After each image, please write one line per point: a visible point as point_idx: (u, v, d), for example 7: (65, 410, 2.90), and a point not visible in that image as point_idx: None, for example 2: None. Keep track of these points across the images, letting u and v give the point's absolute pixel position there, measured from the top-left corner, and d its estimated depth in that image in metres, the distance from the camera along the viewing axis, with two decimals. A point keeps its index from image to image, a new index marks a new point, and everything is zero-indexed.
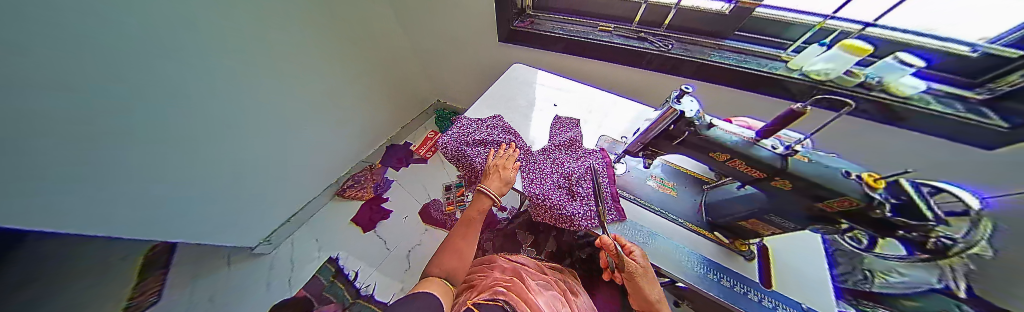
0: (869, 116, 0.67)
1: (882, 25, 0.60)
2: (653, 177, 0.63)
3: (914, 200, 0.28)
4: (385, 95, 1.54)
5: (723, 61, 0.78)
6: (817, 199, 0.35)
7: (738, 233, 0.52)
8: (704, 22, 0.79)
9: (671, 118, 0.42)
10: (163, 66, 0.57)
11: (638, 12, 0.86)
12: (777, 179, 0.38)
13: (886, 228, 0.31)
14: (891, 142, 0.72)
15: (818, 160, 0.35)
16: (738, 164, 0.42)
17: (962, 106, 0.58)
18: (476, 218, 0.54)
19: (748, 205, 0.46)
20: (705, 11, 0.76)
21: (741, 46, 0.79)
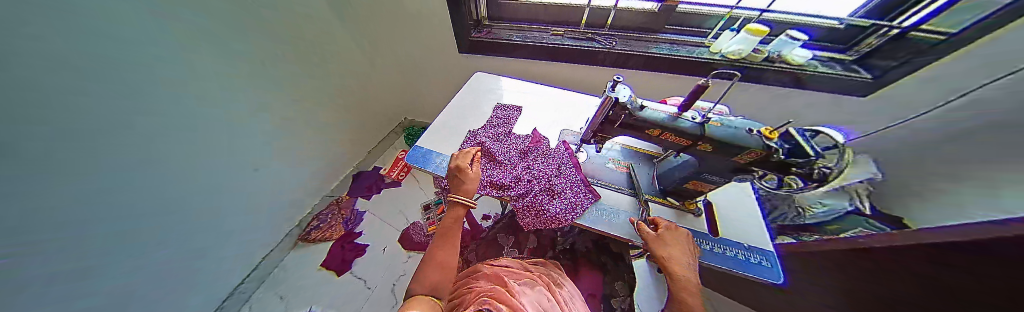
0: (784, 84, 0.82)
1: (774, 10, 0.77)
2: (609, 159, 0.65)
3: (800, 145, 0.37)
4: (347, 122, 1.42)
5: (661, 52, 0.89)
6: (733, 156, 0.42)
7: (686, 196, 0.57)
8: (640, 20, 0.90)
9: (609, 105, 0.41)
10: (71, 105, 0.47)
11: (583, 15, 0.94)
12: (703, 142, 0.41)
13: (785, 167, 0.40)
14: (798, 103, 0.89)
15: (728, 124, 0.41)
16: (672, 139, 0.44)
17: (841, 67, 0.76)
18: (454, 228, 0.52)
19: (686, 170, 0.52)
20: (638, 10, 0.87)
21: (674, 38, 0.92)
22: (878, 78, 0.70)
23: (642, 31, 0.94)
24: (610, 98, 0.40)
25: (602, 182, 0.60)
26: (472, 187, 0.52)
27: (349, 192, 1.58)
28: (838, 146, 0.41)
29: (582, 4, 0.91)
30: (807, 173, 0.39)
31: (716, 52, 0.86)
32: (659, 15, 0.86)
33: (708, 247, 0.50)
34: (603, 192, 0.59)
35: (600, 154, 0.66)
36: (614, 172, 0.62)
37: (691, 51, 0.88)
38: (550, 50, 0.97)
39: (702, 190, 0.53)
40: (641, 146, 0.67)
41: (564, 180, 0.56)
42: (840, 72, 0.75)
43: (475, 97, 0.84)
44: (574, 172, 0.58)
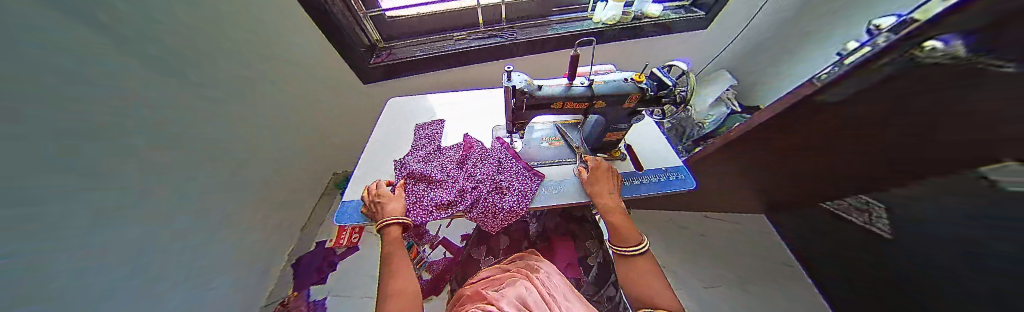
0: (655, 32, 1.04)
1: None
2: (544, 139, 0.70)
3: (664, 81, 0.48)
4: (267, 214, 1.07)
5: (560, 32, 1.00)
6: (623, 103, 0.51)
7: (607, 146, 0.65)
8: (529, 10, 1.00)
9: (509, 94, 0.45)
10: None
11: (478, 16, 0.98)
12: (598, 100, 0.49)
13: (654, 100, 0.51)
14: (669, 45, 1.15)
15: (609, 80, 0.49)
16: (575, 106, 0.49)
17: (685, 10, 1.06)
18: (399, 254, 0.47)
19: (598, 126, 0.60)
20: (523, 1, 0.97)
21: (564, 18, 1.05)
22: (709, 11, 1.05)
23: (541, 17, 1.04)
24: (509, 87, 0.44)
25: (545, 161, 0.65)
26: (399, 205, 0.51)
27: (295, 288, 1.21)
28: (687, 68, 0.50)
29: (472, 6, 0.94)
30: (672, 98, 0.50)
31: (598, 23, 1.02)
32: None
33: (637, 181, 0.60)
34: (547, 170, 0.63)
35: (534, 136, 0.71)
36: (552, 148, 0.67)
37: (582, 26, 1.02)
38: (464, 55, 0.97)
39: (618, 138, 0.62)
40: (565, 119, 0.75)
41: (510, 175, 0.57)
42: (685, 17, 1.04)
43: (403, 122, 0.78)
44: (518, 164, 0.60)
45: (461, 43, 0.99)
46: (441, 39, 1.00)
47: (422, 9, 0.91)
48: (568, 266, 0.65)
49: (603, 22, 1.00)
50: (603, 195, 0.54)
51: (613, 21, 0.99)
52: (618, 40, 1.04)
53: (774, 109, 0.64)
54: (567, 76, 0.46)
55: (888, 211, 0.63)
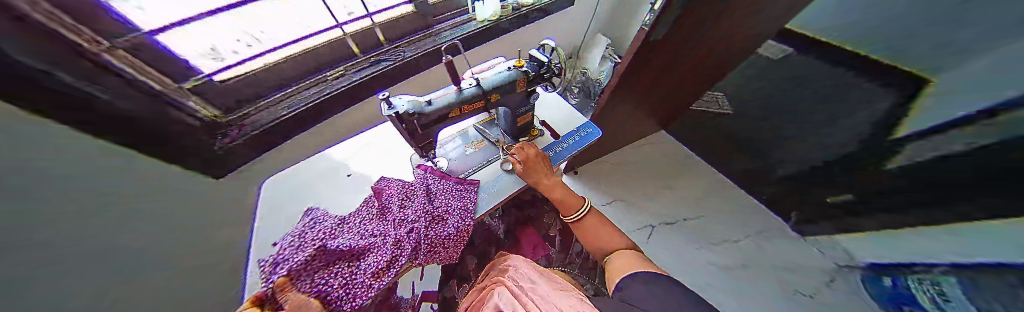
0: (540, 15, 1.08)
1: None
2: (468, 144, 0.70)
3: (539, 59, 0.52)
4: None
5: (451, 38, 0.91)
6: (514, 90, 0.54)
7: (524, 130, 0.70)
8: (409, 25, 0.87)
9: (396, 121, 0.42)
10: None
11: (350, 45, 0.79)
12: (490, 94, 0.50)
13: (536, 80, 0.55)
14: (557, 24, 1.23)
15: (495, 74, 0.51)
16: (470, 105, 0.50)
17: None
18: None
19: (508, 117, 0.63)
20: (398, 18, 0.84)
21: (452, 23, 0.95)
22: None
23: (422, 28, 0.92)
24: (392, 115, 0.41)
25: (475, 166, 0.65)
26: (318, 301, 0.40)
27: None
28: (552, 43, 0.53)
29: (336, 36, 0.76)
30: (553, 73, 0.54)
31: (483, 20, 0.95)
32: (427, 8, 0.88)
33: (558, 150, 0.67)
34: (480, 174, 0.64)
35: (458, 146, 0.70)
36: (478, 151, 0.68)
37: (467, 27, 0.95)
38: (348, 94, 0.79)
39: (529, 120, 0.67)
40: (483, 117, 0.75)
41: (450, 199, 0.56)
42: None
43: (301, 198, 0.61)
44: (450, 182, 0.59)
45: (338, 83, 0.78)
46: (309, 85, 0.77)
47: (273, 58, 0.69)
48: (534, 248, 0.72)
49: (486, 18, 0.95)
50: (545, 177, 0.58)
51: (495, 15, 0.97)
52: (509, 33, 1.06)
53: (629, 56, 0.64)
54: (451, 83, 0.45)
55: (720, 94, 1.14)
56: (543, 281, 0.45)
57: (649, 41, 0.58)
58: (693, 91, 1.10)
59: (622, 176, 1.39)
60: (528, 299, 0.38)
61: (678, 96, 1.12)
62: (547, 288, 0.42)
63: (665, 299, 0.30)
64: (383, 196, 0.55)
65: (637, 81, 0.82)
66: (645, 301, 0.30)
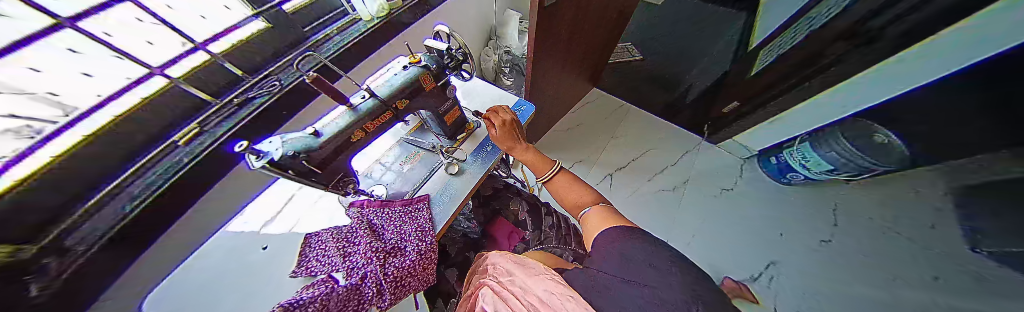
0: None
1: None
2: (401, 161, 0.60)
3: (439, 49, 0.44)
4: None
5: (337, 49, 0.71)
6: (423, 87, 0.46)
7: (460, 125, 0.63)
8: (272, 45, 0.64)
9: (274, 170, 0.31)
10: None
11: (192, 93, 0.54)
12: (399, 100, 0.43)
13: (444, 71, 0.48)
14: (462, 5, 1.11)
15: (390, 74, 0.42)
16: (378, 119, 0.43)
17: None
18: None
19: (434, 118, 0.56)
20: (248, 42, 0.60)
21: (331, 31, 0.76)
22: None
23: (292, 49, 0.69)
24: (261, 166, 0.30)
25: (416, 182, 0.57)
26: None
27: None
28: (446, 29, 0.45)
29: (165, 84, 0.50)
30: (460, 58, 0.48)
31: (371, 19, 0.80)
32: (288, 21, 0.66)
33: None
34: (427, 188, 0.56)
35: (390, 166, 0.59)
36: (416, 164, 0.59)
37: (352, 32, 0.77)
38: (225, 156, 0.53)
39: (459, 116, 0.61)
40: (410, 126, 0.65)
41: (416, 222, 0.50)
42: None
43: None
44: (398, 209, 0.51)
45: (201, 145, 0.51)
46: (151, 162, 0.48)
47: (78, 130, 0.41)
48: (510, 236, 0.71)
49: (375, 15, 0.80)
50: (519, 141, 0.57)
51: (383, 11, 0.80)
52: (410, 29, 0.92)
53: (532, 29, 0.64)
54: (336, 101, 0.35)
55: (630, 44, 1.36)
56: (523, 261, 0.47)
57: (544, 8, 0.59)
58: (603, 46, 1.20)
59: (574, 140, 1.47)
60: (511, 287, 0.40)
61: (593, 55, 1.21)
62: (526, 267, 0.44)
63: (626, 254, 0.30)
64: (319, 258, 0.44)
65: (551, 49, 0.85)
66: (611, 269, 0.30)
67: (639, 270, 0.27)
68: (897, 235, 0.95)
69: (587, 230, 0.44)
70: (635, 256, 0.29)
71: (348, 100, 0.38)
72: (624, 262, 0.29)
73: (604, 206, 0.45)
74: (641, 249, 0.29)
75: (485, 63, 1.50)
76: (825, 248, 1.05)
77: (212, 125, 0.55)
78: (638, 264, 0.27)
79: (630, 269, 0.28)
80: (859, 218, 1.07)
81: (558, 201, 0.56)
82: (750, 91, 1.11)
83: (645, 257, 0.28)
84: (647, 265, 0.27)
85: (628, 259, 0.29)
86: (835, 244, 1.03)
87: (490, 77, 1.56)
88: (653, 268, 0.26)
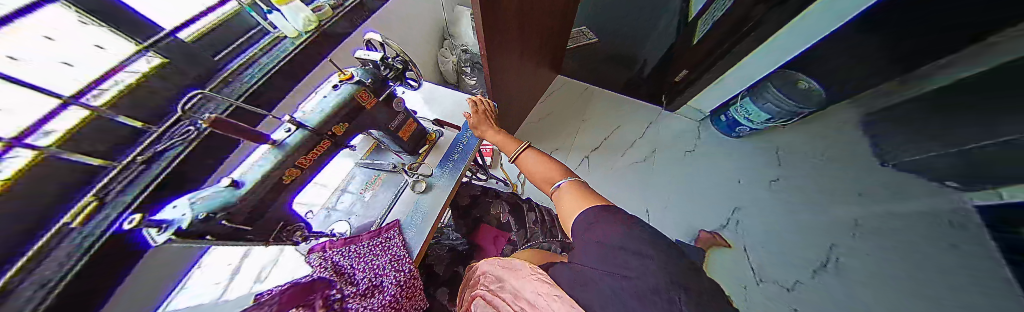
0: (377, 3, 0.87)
1: None
2: (360, 189, 0.54)
3: (374, 59, 0.39)
4: None
5: (259, 76, 0.61)
6: (363, 105, 0.41)
7: (419, 137, 0.60)
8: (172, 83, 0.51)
9: (187, 240, 0.24)
10: None
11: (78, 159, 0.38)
12: (336, 124, 0.38)
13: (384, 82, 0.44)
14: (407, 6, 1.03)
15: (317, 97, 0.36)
16: (316, 150, 0.38)
17: None
18: None
19: (388, 136, 0.51)
20: (143, 85, 0.46)
21: (247, 56, 0.63)
22: None
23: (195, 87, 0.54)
24: (170, 240, 0.23)
25: (383, 210, 0.51)
26: None
27: None
28: (377, 34, 0.40)
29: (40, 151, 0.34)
30: (399, 67, 0.44)
31: (299, 35, 0.69)
32: (191, 51, 0.53)
33: (465, 142, 0.63)
34: (396, 213, 0.50)
35: (350, 198, 0.52)
36: (380, 190, 0.53)
37: (279, 53, 0.66)
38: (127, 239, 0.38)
39: (416, 128, 0.56)
40: (365, 146, 0.59)
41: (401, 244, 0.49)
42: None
43: None
44: (366, 244, 0.43)
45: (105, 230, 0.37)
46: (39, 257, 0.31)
47: None
48: (495, 240, 0.69)
49: (303, 30, 0.68)
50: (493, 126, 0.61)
51: (312, 24, 0.69)
52: (348, 40, 0.82)
53: (478, 25, 0.62)
54: (255, 141, 0.30)
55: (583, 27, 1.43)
56: (511, 263, 0.45)
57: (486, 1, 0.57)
58: (557, 33, 1.22)
59: (547, 130, 1.48)
60: (500, 292, 0.39)
61: (549, 43, 1.22)
62: (514, 268, 0.43)
63: (603, 242, 0.29)
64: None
65: (505, 43, 0.83)
66: (591, 262, 0.29)
67: (616, 258, 0.26)
68: (828, 164, 1.13)
69: (563, 215, 0.42)
70: (611, 243, 0.27)
71: (271, 136, 0.32)
72: (601, 251, 0.28)
73: (577, 181, 0.43)
74: (615, 232, 0.28)
75: (444, 65, 1.41)
76: (774, 187, 1.19)
77: (116, 195, 0.39)
78: (615, 252, 0.26)
79: (608, 258, 0.27)
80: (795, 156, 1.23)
81: (530, 178, 0.53)
82: (695, 59, 1.19)
83: (619, 242, 0.27)
84: (622, 250, 0.26)
85: (606, 248, 0.28)
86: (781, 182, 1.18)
87: (451, 80, 1.48)
88: (628, 253, 0.25)
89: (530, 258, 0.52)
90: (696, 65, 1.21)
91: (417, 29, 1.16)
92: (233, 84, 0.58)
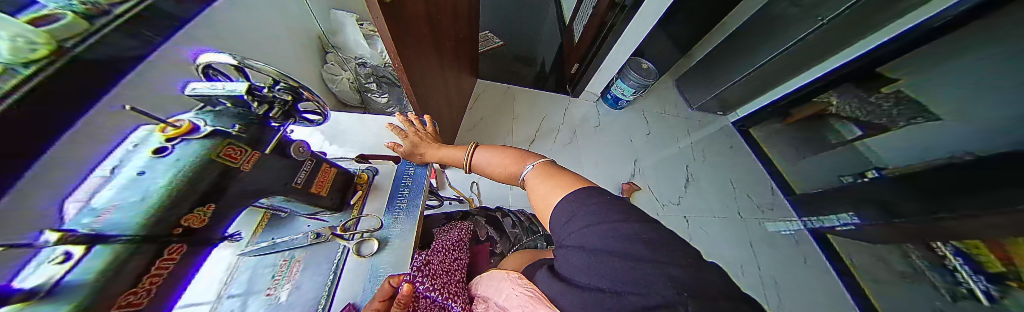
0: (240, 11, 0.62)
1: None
2: (265, 290, 0.32)
3: (245, 92, 0.27)
4: None
5: (149, 160, 0.20)
6: (227, 169, 0.27)
7: (346, 183, 0.48)
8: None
9: None
10: None
11: None
12: (189, 212, 0.24)
13: (258, 124, 0.31)
14: (269, 15, 0.76)
15: (110, 170, 0.19)
16: (155, 270, 0.22)
17: None
18: None
19: (296, 196, 0.38)
20: None
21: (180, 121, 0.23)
22: None
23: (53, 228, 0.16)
24: None
25: (319, 298, 0.34)
26: None
27: None
28: (231, 55, 0.27)
29: None
30: (287, 99, 0.32)
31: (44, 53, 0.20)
32: None
33: (412, 172, 0.56)
34: (344, 295, 0.36)
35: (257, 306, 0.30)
36: (302, 276, 0.35)
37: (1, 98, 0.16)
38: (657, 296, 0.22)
39: (331, 177, 0.44)
40: (249, 223, 0.37)
41: (455, 262, 0.48)
42: None
43: None
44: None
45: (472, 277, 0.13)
46: None
47: None
48: (478, 252, 0.60)
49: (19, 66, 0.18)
50: (433, 143, 0.56)
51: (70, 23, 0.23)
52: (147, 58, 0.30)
53: (385, 31, 0.56)
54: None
55: (490, 39, 1.81)
56: (493, 276, 0.44)
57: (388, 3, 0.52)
58: (467, 38, 1.22)
59: (484, 135, 1.47)
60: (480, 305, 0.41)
61: (462, 47, 1.20)
62: (495, 283, 0.41)
63: (585, 246, 0.28)
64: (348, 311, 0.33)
65: (418, 50, 0.76)
66: (581, 275, 0.28)
67: (606, 266, 0.26)
68: (669, 114, 1.73)
69: (537, 205, 0.41)
70: (594, 248, 0.27)
71: (15, 285, 0.14)
72: (588, 259, 0.27)
73: (543, 163, 0.44)
74: (591, 231, 0.28)
75: (337, 85, 1.11)
76: (651, 138, 1.62)
77: None
78: (601, 257, 0.26)
79: (597, 267, 0.26)
80: (654, 113, 1.72)
81: (492, 179, 0.52)
82: (580, 53, 1.52)
83: (604, 246, 0.27)
84: (610, 256, 0.26)
85: (589, 253, 0.27)
86: (654, 133, 1.65)
87: (353, 100, 1.15)
88: (619, 259, 0.25)
89: (519, 263, 0.50)
90: (583, 57, 1.51)
91: (286, 45, 0.87)
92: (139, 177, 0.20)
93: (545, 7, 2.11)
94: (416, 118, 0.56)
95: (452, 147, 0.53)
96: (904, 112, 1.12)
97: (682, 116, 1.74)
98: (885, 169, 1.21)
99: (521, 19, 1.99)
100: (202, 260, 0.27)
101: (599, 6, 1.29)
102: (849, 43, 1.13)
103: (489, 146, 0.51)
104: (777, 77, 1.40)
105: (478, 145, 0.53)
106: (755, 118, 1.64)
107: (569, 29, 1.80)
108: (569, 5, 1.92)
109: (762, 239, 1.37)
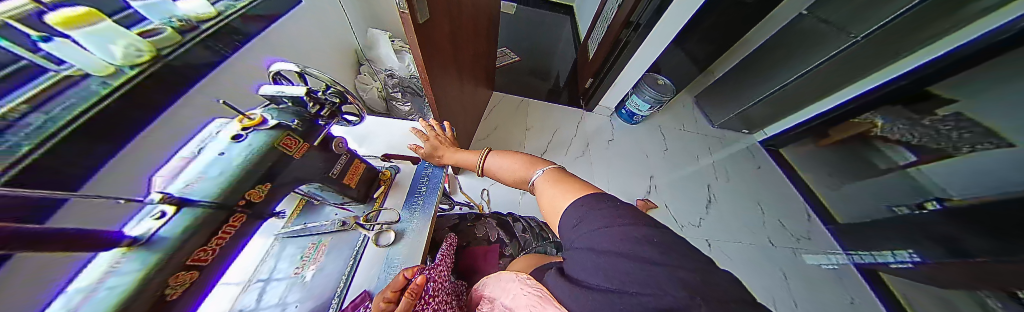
0: (292, 27, 0.72)
1: (107, 41, 0.28)
2: (292, 271, 0.36)
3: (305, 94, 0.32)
4: None
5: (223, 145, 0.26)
6: (285, 154, 0.32)
7: (371, 179, 0.54)
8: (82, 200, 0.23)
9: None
10: None
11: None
12: (252, 187, 0.28)
13: (311, 122, 0.36)
14: (315, 30, 0.87)
15: (196, 150, 0.24)
16: (220, 234, 0.26)
17: None
18: None
19: (330, 186, 0.43)
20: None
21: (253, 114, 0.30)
22: None
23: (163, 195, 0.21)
24: None
25: (339, 281, 0.37)
26: None
27: None
28: (296, 64, 0.33)
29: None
30: (335, 102, 0.37)
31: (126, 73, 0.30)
32: None
33: (429, 172, 0.60)
34: (360, 282, 0.38)
35: (281, 286, 0.33)
36: (326, 259, 0.39)
37: (89, 110, 0.24)
38: (664, 296, 0.22)
39: (358, 172, 0.49)
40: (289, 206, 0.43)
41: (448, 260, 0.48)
42: None
43: None
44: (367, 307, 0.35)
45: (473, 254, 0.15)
46: None
47: None
48: (488, 253, 0.61)
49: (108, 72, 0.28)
50: (451, 147, 0.59)
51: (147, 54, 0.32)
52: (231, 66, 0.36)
53: (414, 46, 0.63)
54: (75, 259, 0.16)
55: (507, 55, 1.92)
56: (499, 278, 0.44)
57: (420, 23, 0.59)
58: (485, 53, 1.31)
59: (496, 144, 1.50)
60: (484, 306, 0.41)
61: (480, 62, 1.28)
62: (502, 284, 0.42)
63: (595, 248, 0.28)
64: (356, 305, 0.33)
65: (442, 63, 0.83)
66: (590, 276, 0.28)
67: (616, 267, 0.26)
68: (688, 131, 1.67)
69: (546, 210, 0.42)
70: (603, 249, 0.28)
71: (125, 232, 0.18)
72: (599, 260, 0.27)
73: (553, 169, 0.45)
74: (600, 234, 0.29)
75: (366, 93, 1.20)
76: (667, 155, 1.56)
77: None
78: (612, 258, 0.26)
79: (606, 267, 0.26)
80: (671, 129, 1.67)
81: (502, 182, 0.54)
82: (594, 69, 1.56)
83: (614, 247, 0.27)
84: (619, 256, 0.26)
85: (599, 254, 0.28)
86: (671, 149, 1.59)
87: (379, 108, 1.23)
88: (630, 261, 0.25)
89: (527, 267, 0.50)
90: (596, 72, 1.54)
91: (326, 56, 0.98)
92: (221, 158, 0.25)
93: (562, 26, 2.21)
94: (437, 123, 0.61)
95: (467, 152, 0.57)
96: (967, 138, 1.02)
97: (702, 132, 1.67)
98: (949, 201, 1.07)
99: (537, 37, 2.09)
100: (251, 233, 0.31)
101: (615, 25, 1.34)
102: (892, 60, 1.06)
103: (501, 151, 0.54)
104: (806, 96, 1.33)
105: (491, 150, 0.55)
106: (784, 138, 1.53)
107: (584, 46, 1.86)
108: (585, 24, 2.01)
109: (798, 271, 1.23)
